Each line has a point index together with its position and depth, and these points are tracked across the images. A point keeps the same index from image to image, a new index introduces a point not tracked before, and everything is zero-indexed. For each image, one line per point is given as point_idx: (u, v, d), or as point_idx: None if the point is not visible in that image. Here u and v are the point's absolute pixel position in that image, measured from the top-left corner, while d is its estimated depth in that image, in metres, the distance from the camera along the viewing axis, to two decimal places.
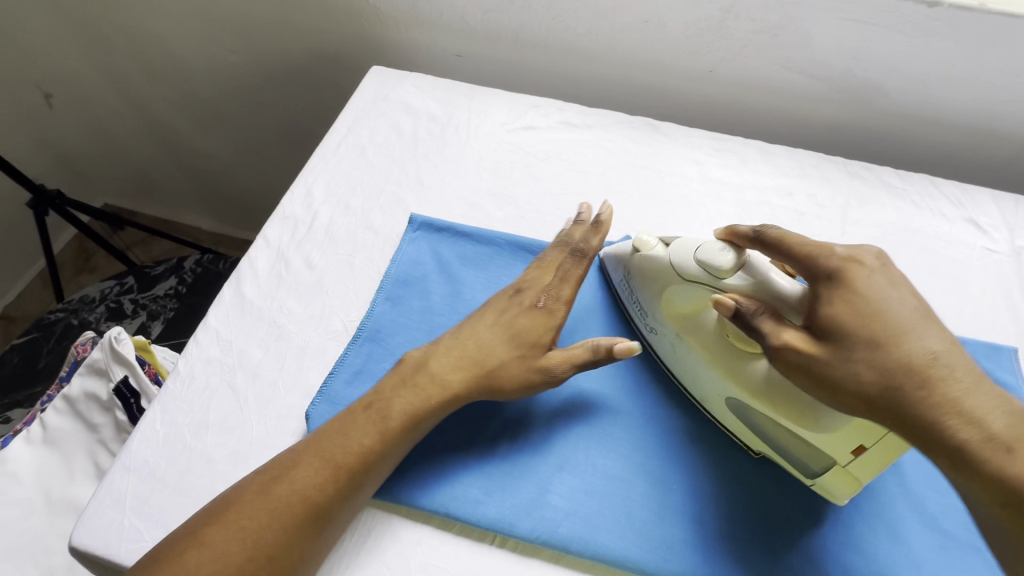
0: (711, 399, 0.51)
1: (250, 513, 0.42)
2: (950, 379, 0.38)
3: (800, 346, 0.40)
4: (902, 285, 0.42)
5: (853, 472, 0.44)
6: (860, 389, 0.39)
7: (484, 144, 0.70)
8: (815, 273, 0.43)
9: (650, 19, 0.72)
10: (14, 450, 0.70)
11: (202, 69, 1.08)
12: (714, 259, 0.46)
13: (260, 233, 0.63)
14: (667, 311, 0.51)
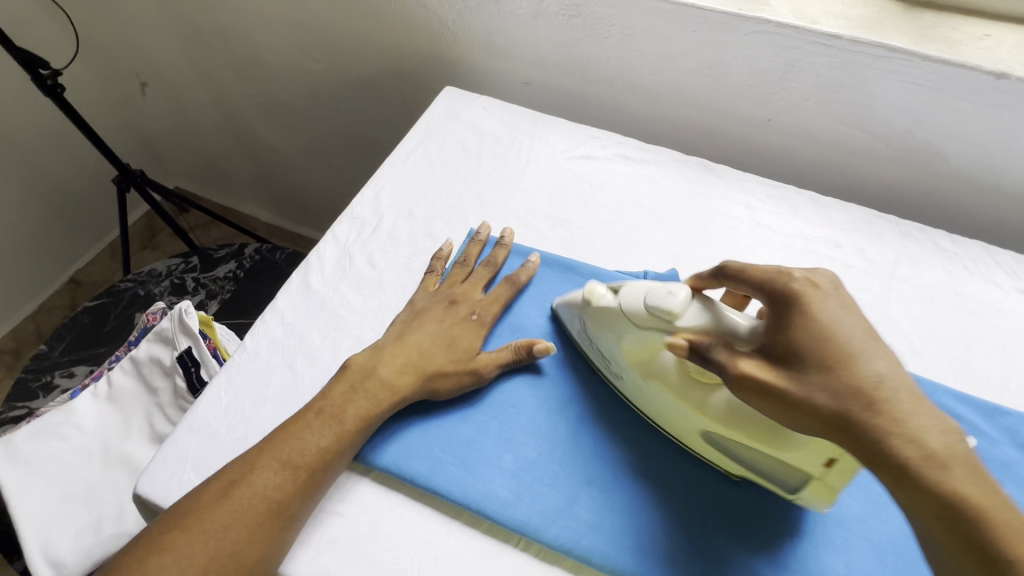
0: (684, 431, 0.50)
1: (249, 497, 0.45)
2: (895, 400, 0.38)
3: (758, 374, 0.41)
4: (853, 309, 0.42)
5: (828, 482, 0.44)
6: (814, 414, 0.39)
7: (544, 169, 0.74)
8: (769, 297, 0.44)
9: (715, 65, 0.75)
10: (84, 402, 0.76)
11: (286, 73, 1.17)
12: (660, 302, 0.46)
13: (329, 229, 0.68)
14: (629, 357, 0.50)
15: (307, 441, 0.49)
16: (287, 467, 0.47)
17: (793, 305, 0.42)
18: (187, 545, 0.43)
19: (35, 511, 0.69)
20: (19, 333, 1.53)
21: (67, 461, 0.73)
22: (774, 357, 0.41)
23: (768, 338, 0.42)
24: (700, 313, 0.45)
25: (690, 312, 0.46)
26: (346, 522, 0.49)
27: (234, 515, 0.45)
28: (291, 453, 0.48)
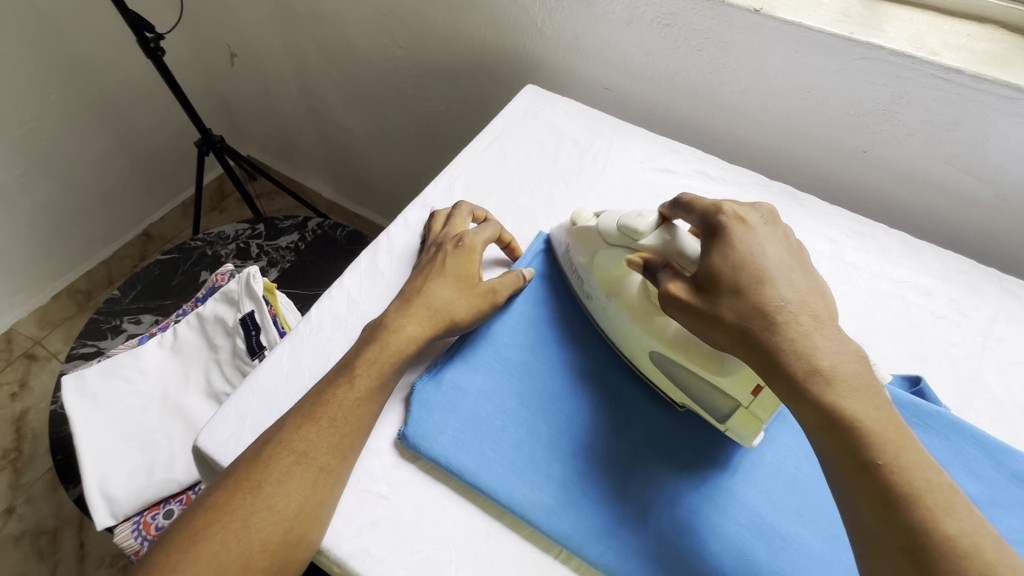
0: (636, 354, 0.54)
1: (281, 451, 0.46)
2: (794, 320, 0.41)
3: (683, 294, 0.45)
4: (781, 243, 0.46)
5: (755, 412, 0.47)
6: (724, 329, 0.43)
7: (618, 177, 0.73)
8: (707, 229, 0.47)
9: (813, 88, 0.71)
10: (151, 350, 0.81)
11: (368, 56, 1.19)
12: (631, 222, 0.51)
13: (401, 213, 0.68)
14: (599, 276, 0.56)
15: (327, 394, 0.50)
16: (310, 419, 0.48)
17: (721, 236, 0.46)
18: (237, 509, 0.44)
19: (97, 446, 0.73)
20: (92, 276, 1.63)
21: (128, 403, 0.77)
22: (698, 281, 0.45)
23: (698, 264, 0.46)
24: (660, 237, 0.50)
25: (653, 235, 0.50)
26: (389, 505, 0.49)
27: (267, 470, 0.45)
28: (313, 406, 0.49)
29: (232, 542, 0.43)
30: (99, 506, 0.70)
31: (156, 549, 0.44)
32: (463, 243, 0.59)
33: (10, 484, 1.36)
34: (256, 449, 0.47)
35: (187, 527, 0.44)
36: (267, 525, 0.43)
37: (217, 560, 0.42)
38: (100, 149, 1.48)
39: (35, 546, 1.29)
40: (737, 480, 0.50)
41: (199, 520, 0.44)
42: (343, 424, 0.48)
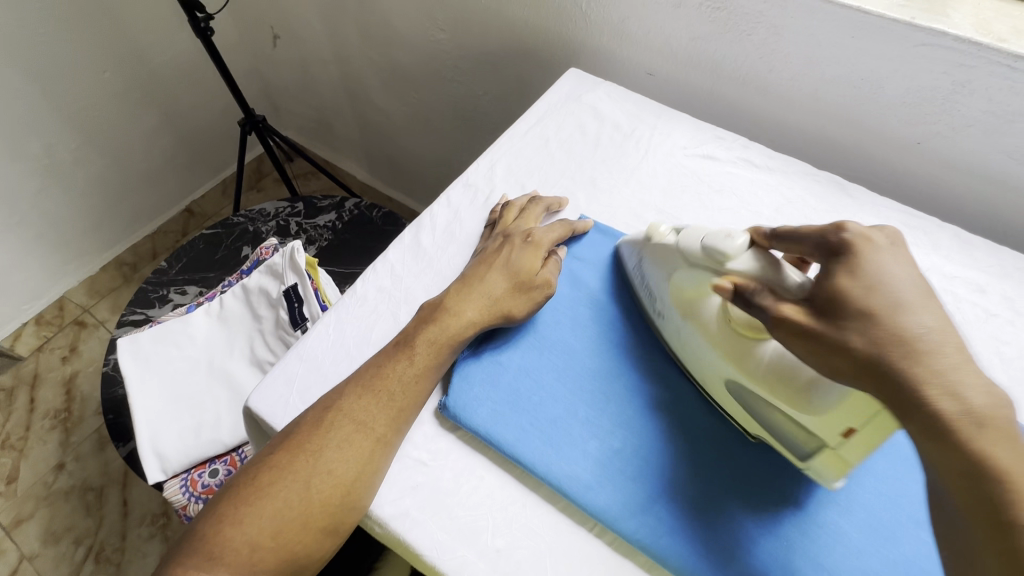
0: (713, 384, 0.51)
1: (341, 419, 0.48)
2: (937, 354, 0.35)
3: (796, 317, 0.40)
4: (909, 263, 0.40)
5: (844, 455, 0.43)
6: (849, 360, 0.37)
7: (661, 162, 0.72)
8: (825, 251, 0.42)
9: (868, 76, 0.69)
10: (200, 318, 0.84)
11: (409, 39, 1.20)
12: (717, 243, 0.47)
13: (443, 192, 0.69)
14: (676, 295, 0.53)
15: (390, 365, 0.51)
16: (371, 388, 0.50)
17: (843, 256, 0.40)
18: (295, 468, 0.46)
19: (149, 405, 0.77)
20: (137, 249, 1.70)
21: (178, 367, 0.81)
22: (819, 304, 0.39)
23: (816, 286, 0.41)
24: (753, 261, 0.45)
25: (744, 258, 0.46)
26: (429, 471, 0.51)
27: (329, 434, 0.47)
28: (375, 376, 0.51)
29: (293, 501, 0.45)
30: (150, 462, 0.73)
31: (222, 500, 0.46)
32: (532, 239, 0.60)
33: (61, 443, 1.44)
34: (312, 412, 0.49)
35: (251, 483, 0.46)
36: (325, 489, 0.45)
37: (280, 516, 0.44)
38: (148, 126, 1.53)
39: (82, 501, 1.37)
40: (776, 467, 0.49)
41: (263, 477, 0.46)
42: (400, 399, 0.50)
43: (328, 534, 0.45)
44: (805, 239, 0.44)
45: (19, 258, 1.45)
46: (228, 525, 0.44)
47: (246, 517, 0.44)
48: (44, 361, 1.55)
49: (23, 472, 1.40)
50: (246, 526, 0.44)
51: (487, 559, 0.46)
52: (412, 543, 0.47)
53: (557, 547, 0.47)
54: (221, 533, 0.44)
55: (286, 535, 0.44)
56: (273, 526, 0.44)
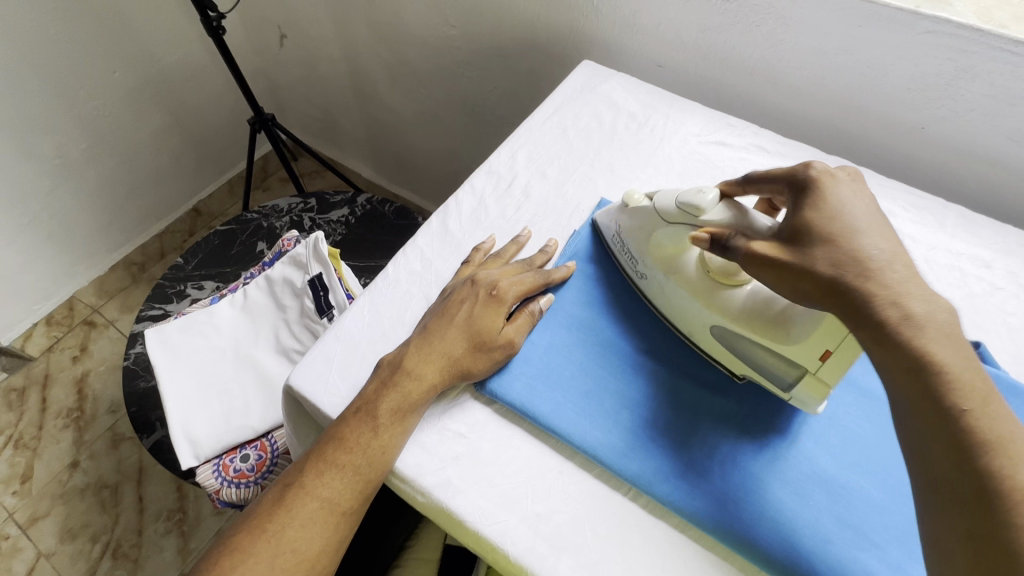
0: (694, 329, 0.56)
1: (339, 453, 0.50)
2: (885, 269, 0.40)
3: (769, 252, 0.45)
4: (868, 198, 0.46)
5: (822, 378, 0.49)
6: (816, 282, 0.42)
7: (676, 149, 0.75)
8: (794, 187, 0.48)
9: (874, 64, 0.72)
10: (224, 309, 0.86)
11: (419, 36, 1.22)
12: (688, 198, 0.52)
13: (467, 179, 0.71)
14: (655, 254, 0.58)
15: (390, 388, 0.52)
16: (367, 417, 0.51)
17: (809, 191, 0.46)
18: (318, 478, 0.49)
19: (179, 393, 0.79)
20: (145, 249, 1.71)
21: (206, 356, 0.82)
22: (786, 236, 0.45)
23: (784, 222, 0.47)
24: (725, 211, 0.50)
25: (716, 210, 0.51)
26: (468, 443, 0.53)
27: (326, 469, 0.50)
28: (367, 406, 0.51)
29: (317, 507, 0.48)
30: (183, 447, 0.75)
31: (227, 534, 0.49)
32: (496, 292, 0.56)
33: (74, 442, 1.45)
34: (331, 428, 0.52)
35: (256, 517, 0.49)
36: (341, 496, 0.49)
37: (281, 555, 0.47)
38: (156, 126, 1.55)
39: (98, 498, 1.38)
40: (797, 431, 0.52)
41: (266, 512, 0.48)
42: (426, 398, 0.53)
43: (325, 567, 0.48)
44: (775, 181, 0.50)
45: (30, 259, 1.46)
46: (258, 530, 0.48)
47: (251, 553, 0.47)
48: (56, 361, 1.55)
49: (37, 471, 1.41)
50: (273, 530, 0.47)
51: (528, 523, 0.49)
52: (455, 509, 0.49)
53: (594, 511, 0.49)
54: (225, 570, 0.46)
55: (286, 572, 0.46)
56: (274, 564, 0.46)
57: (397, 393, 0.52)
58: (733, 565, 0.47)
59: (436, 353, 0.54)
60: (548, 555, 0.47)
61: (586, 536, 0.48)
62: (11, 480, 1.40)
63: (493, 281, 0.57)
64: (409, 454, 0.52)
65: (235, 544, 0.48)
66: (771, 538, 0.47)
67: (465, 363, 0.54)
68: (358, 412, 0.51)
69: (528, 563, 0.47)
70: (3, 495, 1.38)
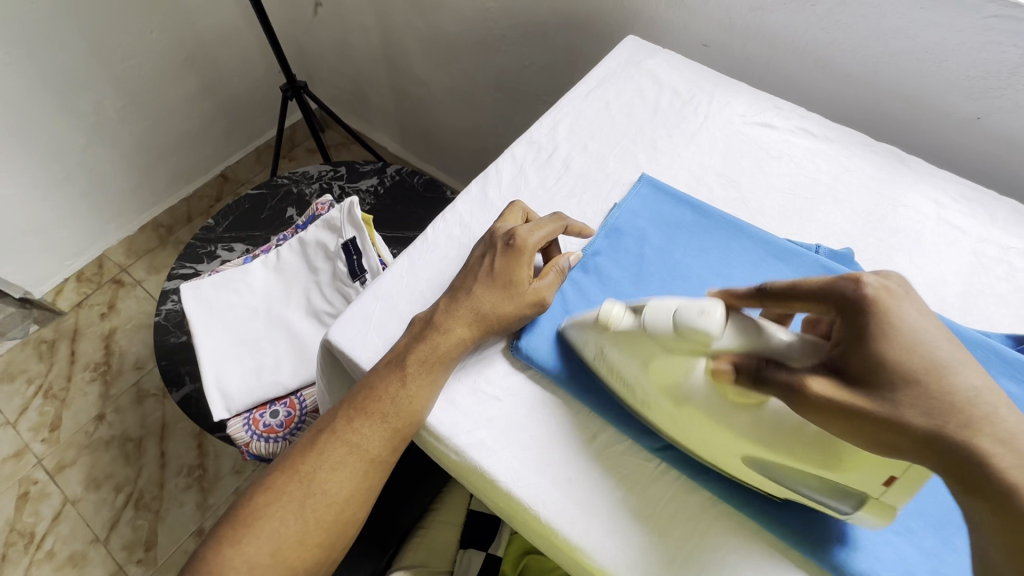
0: (721, 455, 0.47)
1: (370, 401, 0.51)
2: (997, 417, 0.36)
3: (829, 392, 0.39)
4: (930, 316, 0.40)
5: (888, 501, 0.42)
6: (911, 436, 0.36)
7: (719, 129, 0.74)
8: (839, 306, 0.41)
9: (932, 49, 0.70)
10: (257, 269, 0.87)
11: (457, 6, 1.20)
12: (692, 321, 0.43)
13: (508, 147, 0.71)
14: (657, 381, 0.47)
15: (420, 342, 0.53)
16: (398, 368, 0.52)
17: (868, 313, 0.39)
18: (349, 425, 0.51)
19: (212, 348, 0.80)
20: (174, 212, 1.73)
21: (238, 313, 0.84)
22: (849, 374, 0.39)
23: (837, 350, 0.40)
24: (737, 334, 0.43)
25: (726, 334, 0.44)
26: (502, 406, 0.53)
27: (358, 415, 0.51)
28: (398, 359, 0.53)
29: (346, 453, 0.50)
30: (216, 400, 0.77)
31: (265, 473, 0.51)
32: (525, 249, 0.56)
33: (101, 395, 1.49)
34: (363, 380, 0.53)
35: (290, 458, 0.51)
36: (369, 444, 0.50)
37: (312, 497, 0.49)
38: (190, 88, 1.56)
39: (122, 451, 1.42)
40: None
41: (301, 454, 0.50)
42: (452, 352, 0.53)
43: (356, 512, 0.50)
44: (806, 297, 0.43)
45: (63, 214, 1.49)
46: (289, 473, 0.50)
47: (283, 493, 0.49)
48: (84, 316, 1.59)
49: (65, 421, 1.45)
50: (304, 474, 0.49)
51: (561, 486, 0.49)
52: (487, 469, 0.50)
53: (626, 479, 0.50)
54: (261, 507, 0.48)
55: (317, 514, 0.48)
56: (307, 505, 0.48)
57: (426, 346, 0.52)
58: (762, 540, 0.47)
59: (464, 309, 0.54)
60: (580, 519, 0.48)
61: (618, 503, 0.49)
62: (40, 428, 1.44)
63: (511, 230, 0.57)
64: (444, 412, 0.53)
65: (268, 484, 0.50)
66: (802, 517, 0.47)
67: (494, 314, 0.54)
68: (389, 364, 0.52)
69: (558, 526, 0.48)
70: (32, 442, 1.43)
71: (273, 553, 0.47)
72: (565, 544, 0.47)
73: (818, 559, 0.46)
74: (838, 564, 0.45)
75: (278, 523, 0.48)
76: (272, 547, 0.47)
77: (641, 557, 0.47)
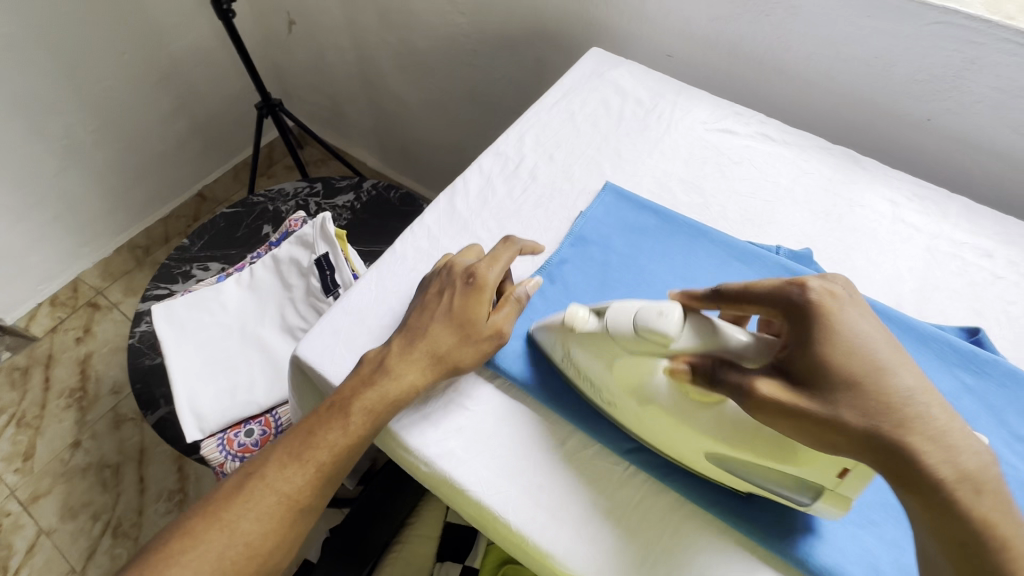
0: (687, 453, 0.48)
1: (306, 448, 0.50)
2: (926, 417, 0.37)
3: (778, 395, 0.39)
4: (872, 315, 0.41)
5: (842, 491, 0.42)
6: (847, 434, 0.38)
7: (682, 136, 0.75)
8: (785, 310, 0.42)
9: (881, 55, 0.73)
10: (231, 286, 0.87)
11: (428, 23, 1.22)
12: (651, 323, 0.43)
13: (475, 159, 0.72)
14: (621, 382, 0.48)
15: (368, 386, 0.51)
16: (339, 414, 0.51)
17: (814, 319, 0.40)
18: (279, 472, 0.49)
19: (184, 369, 0.80)
20: (150, 233, 1.72)
21: (211, 333, 0.83)
22: (797, 375, 0.40)
23: (787, 353, 0.41)
24: (695, 334, 0.43)
25: (685, 334, 0.43)
26: (472, 416, 0.53)
27: (290, 461, 0.50)
28: (333, 405, 0.51)
29: (271, 500, 0.49)
30: (188, 421, 0.76)
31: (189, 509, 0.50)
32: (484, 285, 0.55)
33: (76, 421, 1.46)
34: (300, 426, 0.52)
35: (215, 494, 0.49)
36: (298, 491, 0.49)
37: (233, 545, 0.47)
38: (164, 109, 1.55)
39: (99, 478, 1.39)
40: None
41: (226, 491, 0.49)
42: (391, 401, 0.51)
43: (270, 560, 0.49)
44: (755, 300, 0.43)
45: (36, 239, 1.47)
46: (210, 520, 0.48)
47: (203, 539, 0.47)
48: (59, 342, 1.56)
49: (39, 449, 1.42)
50: (225, 520, 0.48)
51: (530, 494, 0.49)
52: (457, 479, 0.50)
53: (595, 484, 0.50)
54: (176, 552, 0.47)
55: (229, 557, 0.47)
56: (223, 546, 0.47)
57: (376, 392, 0.51)
58: (730, 540, 0.48)
59: (421, 352, 0.53)
60: (550, 524, 0.48)
61: (586, 508, 0.49)
62: (13, 458, 1.41)
63: (470, 268, 0.56)
64: (413, 425, 0.53)
65: (186, 527, 0.48)
66: (769, 515, 0.48)
67: (452, 356, 0.53)
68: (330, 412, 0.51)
69: (528, 532, 0.48)
70: (5, 472, 1.39)
71: None
72: (535, 551, 0.48)
73: (785, 555, 0.46)
74: (804, 559, 0.46)
75: (190, 563, 0.46)
76: None
77: (610, 561, 0.47)
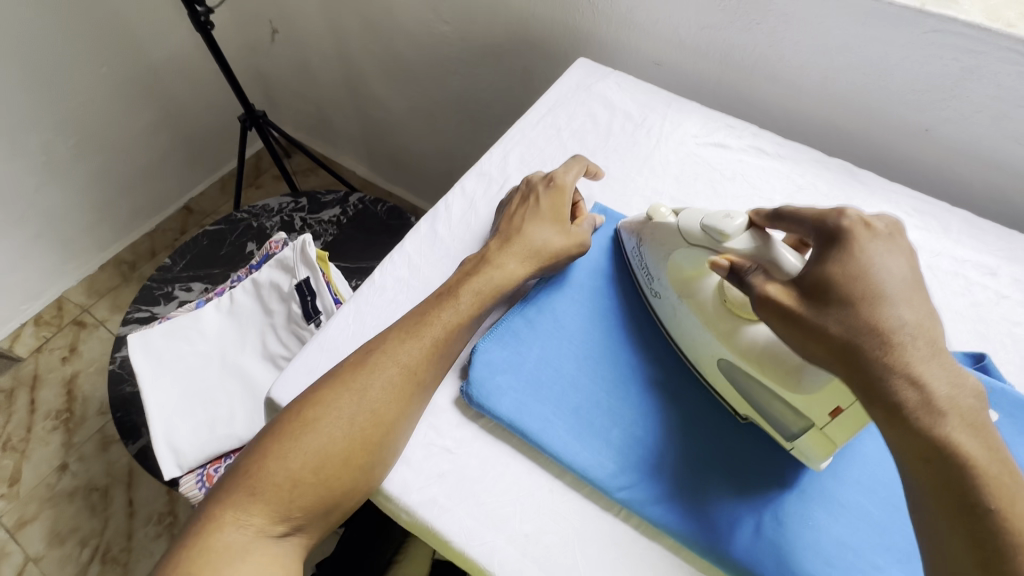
0: (703, 360, 0.53)
1: (422, 325, 0.52)
2: (910, 345, 0.38)
3: (782, 298, 0.43)
4: (902, 254, 0.43)
5: (829, 435, 0.45)
6: (827, 344, 0.40)
7: (672, 151, 0.73)
8: (821, 235, 0.45)
9: (877, 63, 0.70)
10: (210, 313, 0.84)
11: (412, 31, 1.19)
12: (716, 223, 0.50)
13: (458, 181, 0.69)
14: (673, 274, 0.55)
15: (472, 275, 0.56)
16: (448, 297, 0.54)
17: (840, 243, 0.43)
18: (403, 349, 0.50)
19: (161, 402, 0.77)
20: (136, 248, 1.68)
21: (189, 363, 0.80)
22: (804, 288, 0.43)
23: (806, 270, 0.44)
24: (750, 241, 0.48)
25: (742, 238, 0.49)
26: (455, 459, 0.51)
27: (410, 336, 0.51)
28: (421, 316, 0.53)
29: (397, 373, 0.49)
30: (166, 457, 0.73)
31: (280, 412, 0.49)
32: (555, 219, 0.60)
33: (63, 444, 1.43)
34: (412, 313, 0.54)
35: (307, 395, 0.48)
36: (422, 364, 0.50)
37: (363, 412, 0.47)
38: (146, 122, 1.52)
39: (87, 502, 1.36)
40: (784, 456, 0.51)
41: (319, 391, 0.48)
42: (473, 316, 0.54)
43: (395, 436, 0.48)
44: (804, 225, 0.47)
45: (17, 258, 1.44)
46: (337, 393, 0.48)
47: (334, 406, 0.47)
48: (44, 361, 1.53)
49: (25, 473, 1.39)
50: (354, 391, 0.48)
51: (516, 544, 0.47)
52: (439, 529, 0.48)
53: (585, 532, 0.48)
54: (309, 420, 0.46)
55: (361, 424, 0.47)
56: (355, 411, 0.47)
57: (482, 278, 0.56)
58: None
59: (515, 252, 0.58)
60: None
61: (575, 557, 0.47)
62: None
63: (544, 183, 0.62)
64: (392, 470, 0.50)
65: (311, 399, 0.48)
66: (766, 561, 0.46)
67: (546, 253, 0.58)
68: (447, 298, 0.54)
69: None
70: None
71: (317, 472, 0.45)
72: None
73: None
74: None
75: (325, 428, 0.46)
76: (318, 455, 0.45)
77: None
